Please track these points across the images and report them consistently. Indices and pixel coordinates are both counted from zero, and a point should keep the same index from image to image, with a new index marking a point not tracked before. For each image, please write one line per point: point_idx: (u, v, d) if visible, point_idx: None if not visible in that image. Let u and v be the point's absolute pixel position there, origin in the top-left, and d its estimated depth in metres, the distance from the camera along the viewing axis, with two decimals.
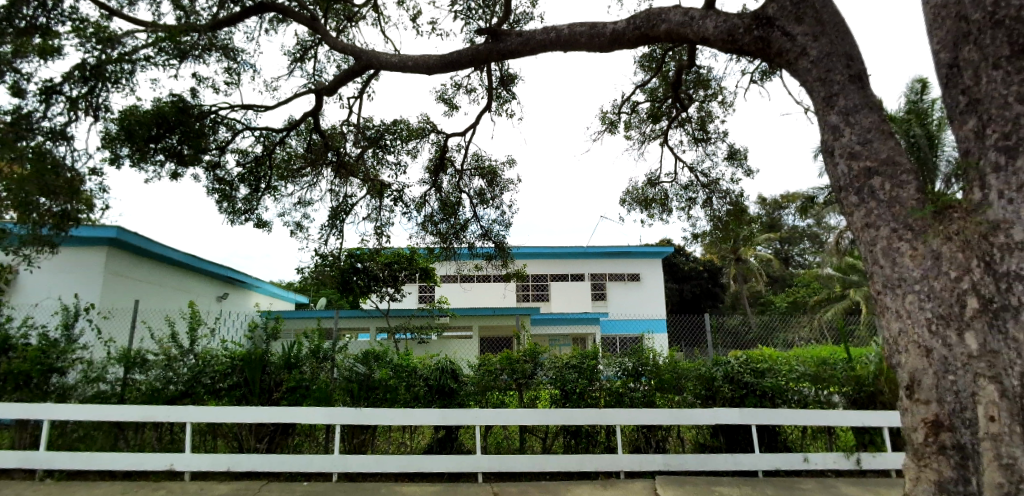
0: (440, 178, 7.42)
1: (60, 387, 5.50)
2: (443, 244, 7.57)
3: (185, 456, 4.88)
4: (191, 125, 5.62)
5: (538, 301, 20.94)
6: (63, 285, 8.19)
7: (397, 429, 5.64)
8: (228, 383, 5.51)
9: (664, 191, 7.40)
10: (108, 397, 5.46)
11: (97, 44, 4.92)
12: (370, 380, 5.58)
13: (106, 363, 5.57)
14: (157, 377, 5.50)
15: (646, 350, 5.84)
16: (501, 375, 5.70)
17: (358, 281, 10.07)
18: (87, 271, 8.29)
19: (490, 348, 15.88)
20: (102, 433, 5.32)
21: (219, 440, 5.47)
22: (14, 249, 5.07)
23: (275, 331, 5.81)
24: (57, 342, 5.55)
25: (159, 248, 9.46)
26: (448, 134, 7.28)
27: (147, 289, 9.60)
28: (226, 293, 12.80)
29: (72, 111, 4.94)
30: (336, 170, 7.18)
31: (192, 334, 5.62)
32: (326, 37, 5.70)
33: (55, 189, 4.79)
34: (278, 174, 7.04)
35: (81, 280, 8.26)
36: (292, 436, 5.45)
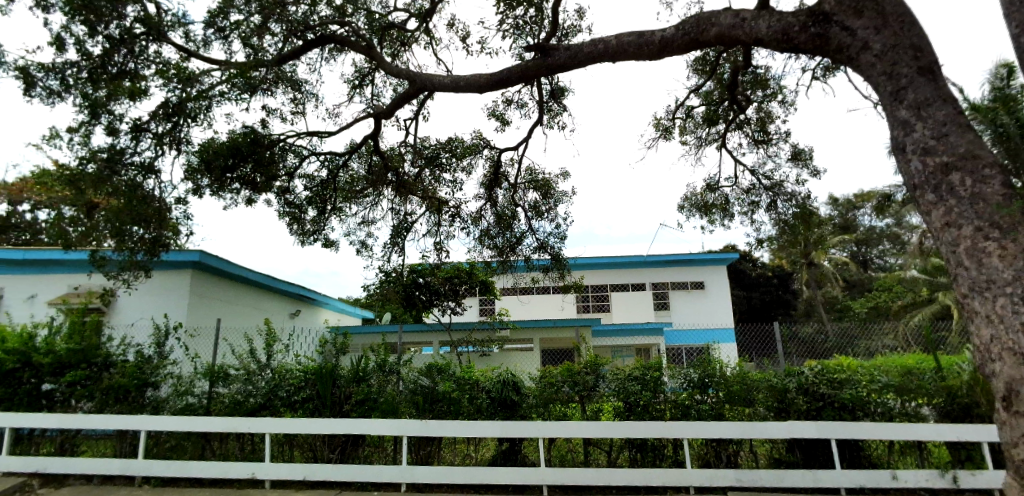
0: (495, 192, 7.53)
1: (154, 401, 5.94)
2: (501, 257, 7.64)
3: (265, 464, 5.12)
4: (263, 154, 5.96)
5: (600, 313, 20.67)
6: (153, 307, 8.88)
7: (463, 441, 5.73)
8: (302, 395, 5.75)
9: (725, 195, 7.18)
10: (195, 410, 5.83)
11: (179, 84, 5.35)
12: (435, 393, 5.67)
13: (193, 378, 5.98)
14: (238, 390, 5.84)
15: (713, 360, 5.64)
16: (563, 387, 5.63)
17: (420, 296, 10.38)
18: (175, 293, 8.95)
19: (549, 360, 15.78)
20: (192, 443, 5.69)
21: (296, 451, 5.72)
22: (114, 274, 5.51)
23: (344, 345, 6.02)
24: (150, 360, 6.01)
25: (239, 269, 10.09)
26: (501, 149, 7.38)
27: (228, 307, 10.26)
28: (298, 310, 13.46)
29: (159, 147, 5.38)
30: (396, 189, 7.44)
31: (268, 350, 5.94)
32: (382, 63, 5.93)
33: (147, 217, 5.25)
34: (342, 195, 7.37)
35: (169, 302, 8.92)
36: (362, 447, 5.62)
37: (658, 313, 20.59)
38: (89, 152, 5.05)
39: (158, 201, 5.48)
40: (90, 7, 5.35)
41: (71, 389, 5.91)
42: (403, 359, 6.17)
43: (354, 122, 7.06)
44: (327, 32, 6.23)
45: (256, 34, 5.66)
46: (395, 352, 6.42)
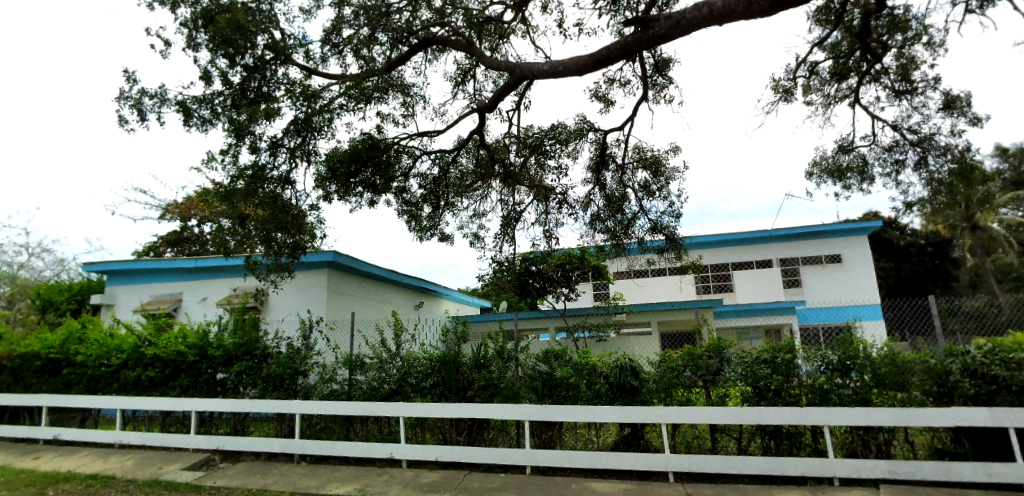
0: (603, 175, 7.43)
1: (305, 387, 6.67)
2: (614, 240, 7.53)
3: (401, 445, 5.57)
4: (380, 159, 6.39)
5: (720, 293, 19.68)
6: (298, 304, 9.96)
7: (584, 426, 5.77)
8: (430, 381, 6.14)
9: (862, 157, 6.44)
10: (339, 395, 6.47)
11: (305, 101, 5.89)
12: (553, 378, 5.77)
13: (336, 366, 6.63)
14: (373, 377, 6.37)
15: (856, 340, 5.12)
16: (684, 371, 5.44)
17: (534, 284, 10.56)
18: (314, 291, 9.94)
19: (667, 343, 15.36)
20: (338, 425, 6.35)
21: (428, 433, 6.13)
22: (265, 276, 6.24)
23: (464, 334, 6.28)
24: (300, 351, 6.77)
25: (368, 266, 10.96)
26: (606, 131, 7.23)
27: (361, 302, 11.21)
28: (421, 302, 14.37)
29: (292, 160, 5.98)
30: (504, 181, 7.59)
31: (397, 339, 6.40)
32: (482, 58, 6.07)
33: (288, 224, 5.88)
34: (454, 191, 7.69)
35: (310, 299, 9.93)
36: (487, 430, 5.89)
37: (788, 292, 19.23)
38: (237, 170, 5.72)
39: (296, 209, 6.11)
40: (229, 42, 6.06)
41: (239, 377, 6.87)
42: (520, 346, 6.32)
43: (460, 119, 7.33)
44: (429, 35, 6.49)
45: (366, 46, 6.05)
46: (513, 339, 6.59)
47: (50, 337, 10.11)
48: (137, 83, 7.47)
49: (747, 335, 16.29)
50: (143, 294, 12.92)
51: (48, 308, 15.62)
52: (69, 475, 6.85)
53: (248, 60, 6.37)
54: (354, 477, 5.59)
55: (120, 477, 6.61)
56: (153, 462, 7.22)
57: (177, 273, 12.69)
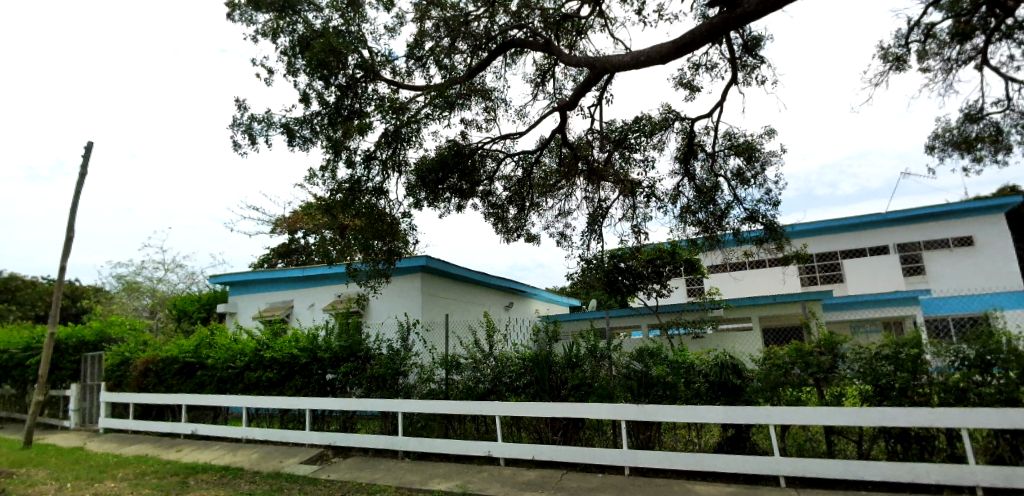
0: (691, 165, 7.18)
1: (405, 387, 7.06)
2: (706, 233, 7.25)
3: (498, 443, 5.79)
4: (465, 164, 6.60)
5: (829, 285, 18.32)
6: (396, 308, 10.56)
7: (684, 426, 5.59)
8: (523, 380, 6.27)
9: (995, 125, 5.70)
10: (436, 394, 6.75)
11: (393, 113, 6.20)
12: (649, 377, 5.65)
13: (433, 366, 6.94)
14: (468, 377, 6.61)
15: (999, 332, 4.53)
16: (793, 369, 5.09)
17: (624, 281, 10.41)
18: (411, 295, 10.51)
19: (770, 339, 14.52)
20: (437, 423, 6.65)
21: (524, 432, 6.25)
22: (365, 282, 6.67)
23: (556, 333, 6.32)
24: (400, 351, 7.21)
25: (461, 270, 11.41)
26: (693, 119, 6.98)
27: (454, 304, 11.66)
28: (511, 302, 14.71)
29: (385, 171, 6.33)
30: (588, 177, 7.61)
31: (490, 339, 6.56)
32: (561, 55, 6.08)
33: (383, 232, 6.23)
34: (538, 190, 7.86)
35: (407, 303, 10.51)
36: (582, 430, 5.90)
37: (908, 280, 17.43)
38: (336, 184, 6.15)
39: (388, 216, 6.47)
40: (323, 64, 6.45)
41: (346, 377, 7.57)
42: (613, 344, 6.25)
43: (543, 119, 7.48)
44: (506, 39, 6.61)
45: (447, 55, 6.27)
46: (605, 338, 6.52)
47: (185, 342, 11.46)
48: (248, 110, 8.29)
49: (861, 329, 15.00)
50: (261, 302, 14.73)
51: (184, 316, 17.74)
52: (205, 466, 7.70)
53: (343, 79, 6.83)
54: (453, 474, 5.83)
55: (247, 469, 7.35)
56: (274, 456, 7.94)
57: (289, 283, 14.39)
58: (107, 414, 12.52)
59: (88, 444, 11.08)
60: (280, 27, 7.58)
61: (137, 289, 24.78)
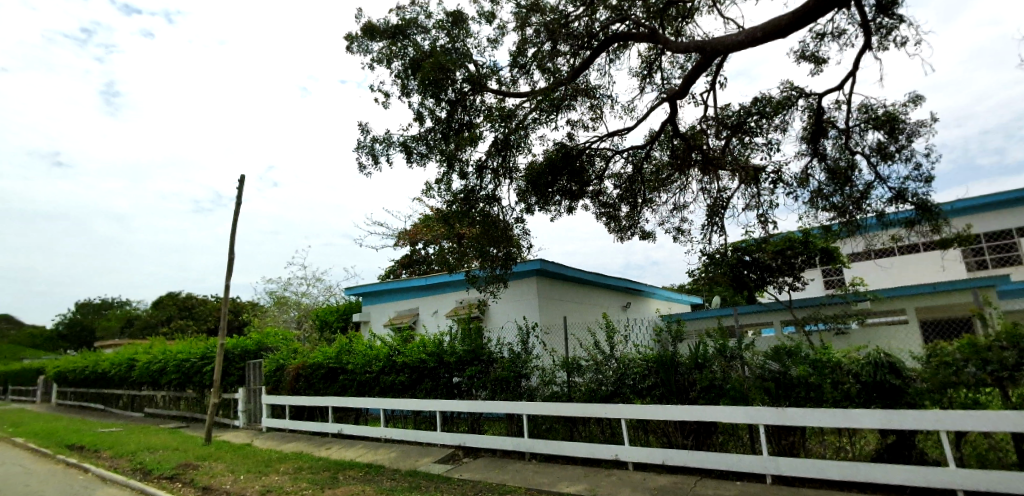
0: (821, 144, 6.56)
1: (530, 388, 7.44)
2: (843, 219, 6.57)
3: (626, 447, 6.06)
4: (573, 164, 6.77)
5: (1005, 269, 15.64)
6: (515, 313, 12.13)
7: (834, 432, 5.22)
8: (648, 382, 6.36)
9: None
10: (560, 396, 7.06)
11: (502, 122, 6.46)
12: (788, 378, 5.40)
13: (553, 369, 7.21)
14: (590, 379, 6.84)
15: None
16: (966, 367, 4.41)
17: (751, 275, 9.82)
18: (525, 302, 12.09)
19: (933, 334, 12.83)
20: (563, 428, 7.35)
21: (650, 438, 6.64)
22: (485, 287, 7.06)
23: (679, 333, 6.27)
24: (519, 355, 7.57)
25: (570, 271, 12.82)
26: (820, 94, 6.38)
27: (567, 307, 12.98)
28: (627, 302, 15.52)
29: (496, 179, 6.57)
30: (704, 166, 8.62)
31: (609, 342, 6.66)
32: (669, 44, 6.15)
33: (497, 239, 6.60)
34: (651, 185, 9.29)
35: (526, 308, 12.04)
36: (714, 434, 6.11)
37: None
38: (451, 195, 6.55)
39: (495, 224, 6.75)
40: (435, 81, 7.23)
41: (471, 380, 8.10)
42: (746, 344, 6.06)
43: (651, 113, 8.54)
44: (609, 34, 6.72)
45: (550, 59, 6.40)
46: (736, 336, 6.44)
47: (329, 350, 12.79)
48: (369, 133, 9.12)
49: None
50: (391, 310, 16.19)
51: (325, 326, 19.83)
52: (350, 463, 8.60)
53: (450, 92, 7.57)
54: (582, 477, 6.05)
55: (388, 466, 8.07)
56: (410, 455, 8.63)
57: (412, 291, 15.75)
58: (269, 415, 14.39)
59: (255, 440, 12.94)
60: (392, 53, 8.23)
61: (286, 303, 28.20)
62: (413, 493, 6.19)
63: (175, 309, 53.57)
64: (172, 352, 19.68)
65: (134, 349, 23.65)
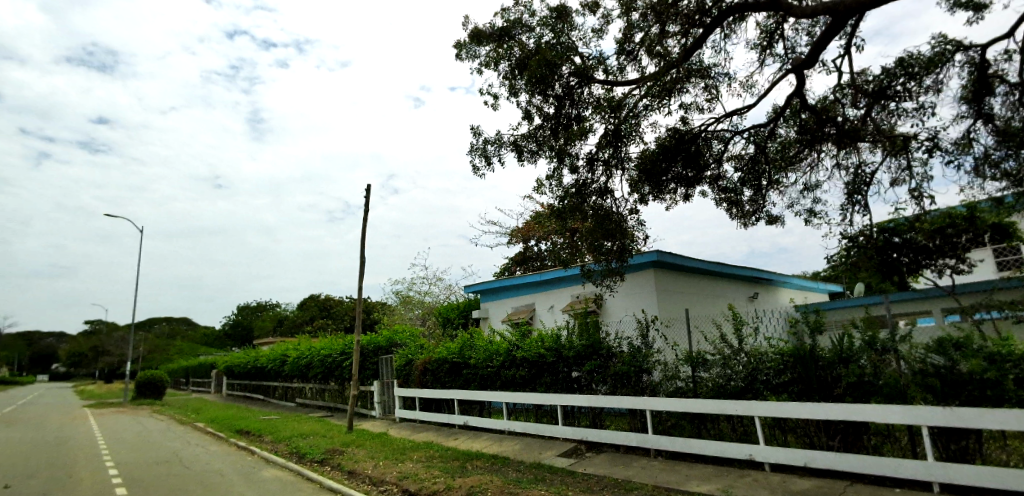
0: (987, 104, 5.64)
1: (651, 383, 8.42)
2: (1019, 189, 5.58)
3: (762, 447, 5.93)
4: None
5: None
6: (635, 305, 12.71)
7: (1020, 438, 4.57)
8: (785, 378, 6.63)
9: None
10: (686, 392, 7.83)
11: None
12: (959, 374, 4.81)
13: (677, 365, 8.08)
14: (718, 374, 7.36)
15: None
16: None
17: (902, 259, 8.38)
18: (646, 295, 12.55)
19: None
20: (689, 424, 7.49)
21: (790, 436, 6.37)
22: None
23: (819, 325, 6.31)
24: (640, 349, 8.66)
25: (690, 261, 12.81)
26: (984, 44, 5.50)
27: (689, 298, 13.22)
28: (756, 293, 14.91)
29: None
30: (840, 140, 7.73)
31: (738, 335, 7.21)
32: (791, 11, 5.76)
33: (608, 232, 8.77)
34: (778, 166, 8.81)
35: (646, 300, 12.54)
36: (867, 436, 5.61)
37: None
38: (566, 191, 8.99)
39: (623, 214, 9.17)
40: (542, 77, 8.05)
41: (590, 375, 9.31)
42: (903, 335, 5.64)
43: (774, 85, 8.32)
44: (722, 9, 6.58)
45: None
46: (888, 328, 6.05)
47: (453, 345, 13.62)
48: (480, 135, 9.62)
49: None
50: (508, 306, 16.80)
51: (448, 322, 21.18)
52: (478, 454, 9.22)
53: (558, 87, 8.47)
54: (713, 477, 6.03)
55: (513, 459, 8.70)
56: (533, 447, 9.33)
57: (527, 288, 16.22)
58: (402, 407, 15.74)
59: (389, 430, 14.27)
60: (499, 55, 8.60)
61: (411, 301, 30.53)
62: (542, 485, 6.58)
63: (318, 310, 60.39)
64: (317, 349, 22.29)
65: (286, 345, 27.14)
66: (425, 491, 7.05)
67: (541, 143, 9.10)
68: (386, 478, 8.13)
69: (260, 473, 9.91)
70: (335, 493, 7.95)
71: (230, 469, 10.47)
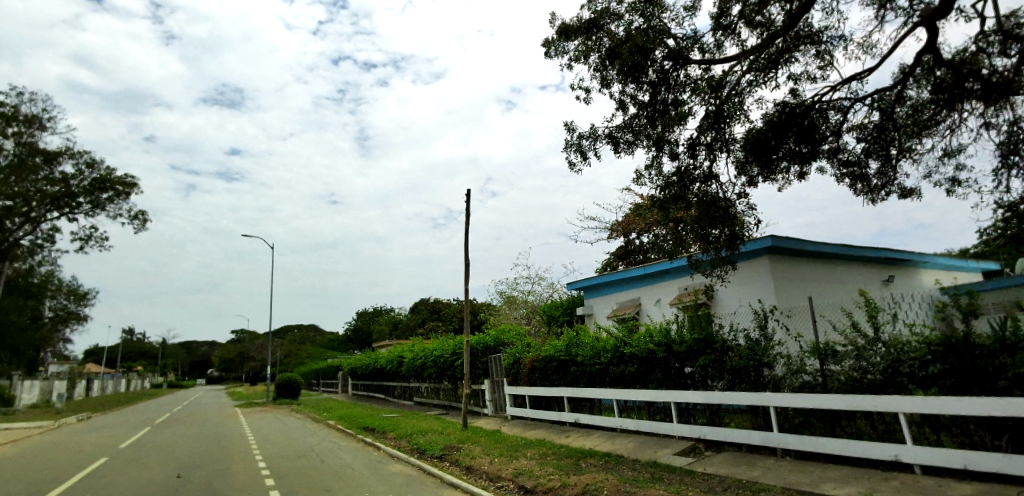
0: None
1: (772, 378, 8.17)
2: None
3: (908, 447, 5.45)
4: None
5: None
6: (751, 295, 12.05)
7: None
8: (932, 369, 5.98)
9: None
10: (814, 386, 7.41)
11: None
12: None
13: (803, 358, 7.67)
14: (852, 367, 6.90)
15: None
16: None
17: None
18: (763, 284, 11.80)
19: None
20: (819, 421, 7.09)
21: (945, 435, 5.72)
22: None
23: (976, 307, 5.63)
24: (758, 343, 8.42)
25: (811, 244, 11.84)
26: None
27: (814, 284, 12.24)
28: (892, 276, 13.38)
29: None
30: (987, 97, 6.73)
31: (873, 324, 6.71)
32: None
33: (714, 220, 8.62)
34: (909, 132, 7.93)
35: (763, 290, 11.82)
36: None
37: None
38: (667, 180, 8.96)
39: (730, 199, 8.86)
40: (635, 63, 8.02)
41: (703, 370, 9.33)
42: None
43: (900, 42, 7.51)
44: None
45: None
46: None
47: (559, 343, 13.83)
48: (575, 131, 9.75)
49: None
50: (612, 301, 16.73)
51: (553, 320, 21.46)
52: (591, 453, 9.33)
53: (652, 73, 8.38)
54: (852, 480, 5.65)
55: (626, 457, 9.13)
56: (647, 446, 9.60)
57: (631, 282, 16.06)
58: (512, 404, 16.26)
59: (502, 427, 14.86)
60: (588, 48, 8.68)
61: (515, 301, 31.37)
62: (659, 485, 6.61)
63: (429, 314, 63.98)
64: (431, 350, 23.70)
65: (402, 347, 29.13)
66: (541, 489, 7.30)
67: (637, 132, 9.08)
68: (502, 475, 8.52)
69: (387, 468, 10.83)
70: (456, 488, 8.52)
71: (360, 463, 11.54)
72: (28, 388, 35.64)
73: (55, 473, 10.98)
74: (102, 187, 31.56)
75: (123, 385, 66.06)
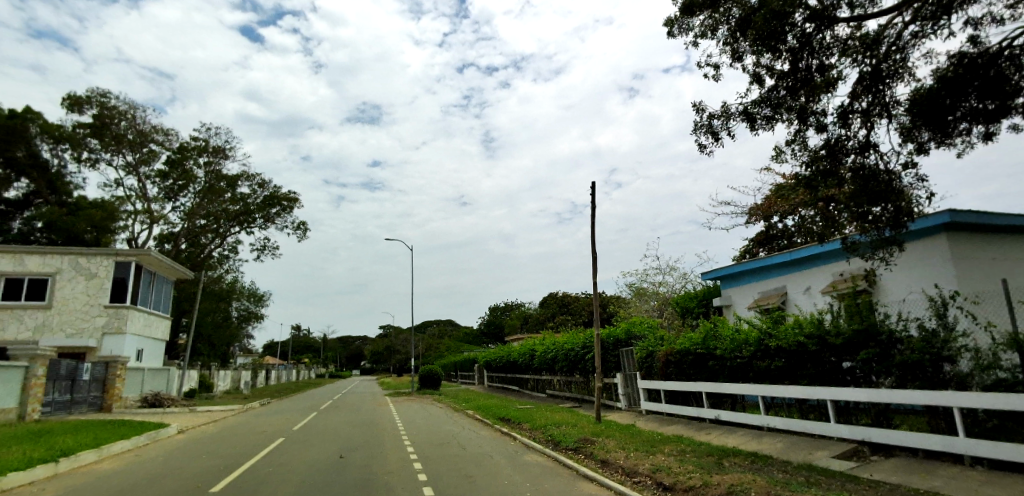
0: None
1: (956, 375, 7.34)
2: None
3: None
4: None
5: None
6: (923, 279, 10.65)
7: None
8: None
9: None
10: (1012, 385, 6.48)
11: None
12: None
13: (996, 352, 6.67)
14: None
15: None
16: None
17: None
18: (939, 268, 10.36)
19: None
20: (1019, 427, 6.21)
21: None
22: None
23: None
24: (935, 334, 7.58)
25: (1002, 217, 10.14)
26: None
27: (1010, 265, 10.46)
28: None
29: None
30: None
31: None
32: None
33: (874, 196, 7.79)
34: None
35: (938, 274, 10.39)
36: None
37: None
38: (814, 154, 8.42)
39: (894, 171, 8.02)
40: (771, 31, 7.59)
41: (867, 365, 8.69)
42: None
43: None
44: None
45: None
46: None
47: (695, 335, 13.51)
48: (704, 111, 9.49)
49: None
50: (754, 291, 15.83)
51: (687, 312, 20.73)
52: (734, 454, 9.16)
53: (792, 39, 7.85)
54: None
55: (775, 458, 8.76)
56: (801, 446, 9.15)
57: (776, 270, 15.05)
58: (647, 399, 16.15)
59: (637, 422, 14.88)
60: (717, 21, 8.48)
61: (645, 293, 30.69)
62: (815, 490, 6.31)
63: (558, 307, 65.08)
64: (561, 343, 24.31)
65: (532, 341, 30.16)
66: (682, 487, 7.30)
67: (777, 105, 8.61)
68: (639, 470, 8.68)
69: (524, 458, 11.52)
70: (593, 481, 8.85)
71: (499, 453, 12.40)
72: (224, 377, 43.27)
73: (246, 450, 13.38)
74: (271, 203, 37.41)
75: (294, 374, 77.06)
